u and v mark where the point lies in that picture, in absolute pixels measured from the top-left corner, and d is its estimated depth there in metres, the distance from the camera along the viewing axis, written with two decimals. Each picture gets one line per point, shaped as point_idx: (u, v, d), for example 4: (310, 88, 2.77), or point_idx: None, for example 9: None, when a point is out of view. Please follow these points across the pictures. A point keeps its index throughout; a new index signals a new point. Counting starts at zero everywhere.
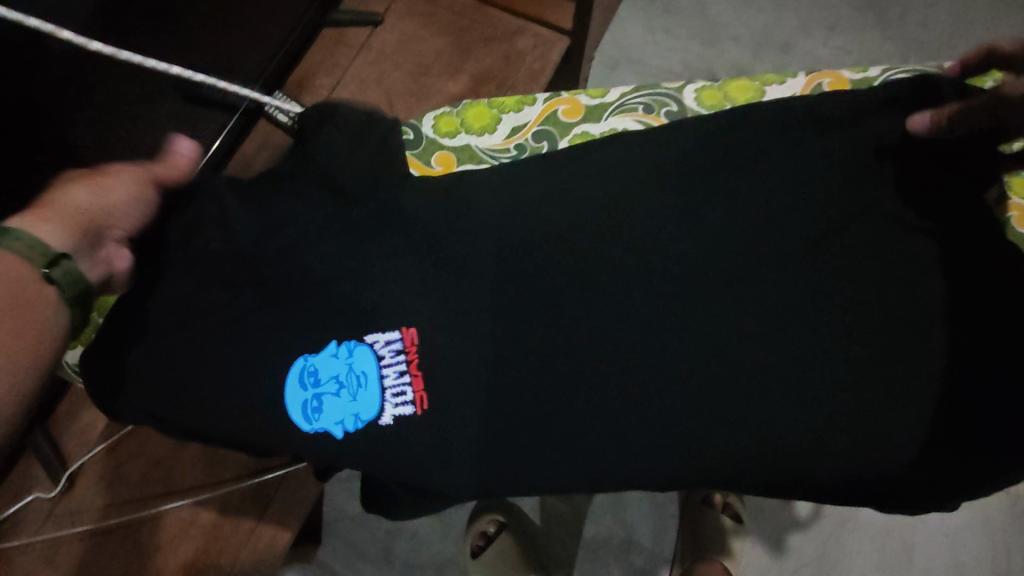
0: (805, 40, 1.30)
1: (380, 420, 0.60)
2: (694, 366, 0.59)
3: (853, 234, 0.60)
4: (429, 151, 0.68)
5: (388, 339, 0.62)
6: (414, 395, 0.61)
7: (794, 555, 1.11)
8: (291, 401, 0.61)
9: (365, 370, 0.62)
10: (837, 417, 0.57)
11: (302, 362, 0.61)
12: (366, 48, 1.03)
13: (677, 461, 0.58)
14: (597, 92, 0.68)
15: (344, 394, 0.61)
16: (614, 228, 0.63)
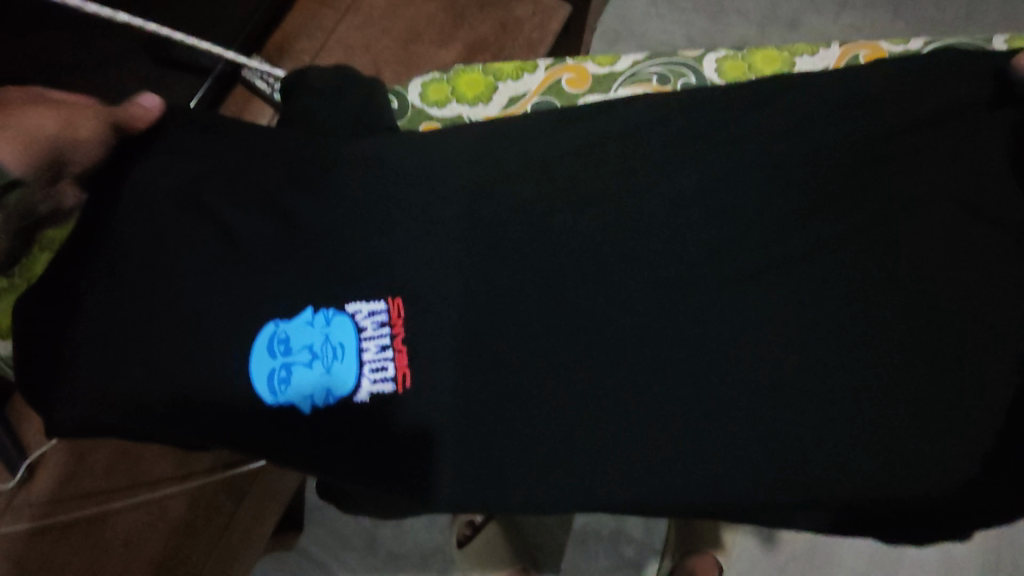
0: (814, 17, 1.23)
1: (360, 402, 0.54)
2: (722, 362, 0.53)
3: (877, 225, 0.56)
4: (418, 120, 0.64)
5: (372, 309, 0.55)
6: (396, 371, 0.54)
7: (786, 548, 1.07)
8: (257, 370, 0.53)
9: (343, 339, 0.54)
10: (881, 420, 0.52)
11: (273, 328, 0.54)
12: (354, 11, 0.95)
13: (703, 471, 0.51)
14: (607, 59, 0.63)
15: (317, 365, 0.54)
16: (626, 209, 0.57)
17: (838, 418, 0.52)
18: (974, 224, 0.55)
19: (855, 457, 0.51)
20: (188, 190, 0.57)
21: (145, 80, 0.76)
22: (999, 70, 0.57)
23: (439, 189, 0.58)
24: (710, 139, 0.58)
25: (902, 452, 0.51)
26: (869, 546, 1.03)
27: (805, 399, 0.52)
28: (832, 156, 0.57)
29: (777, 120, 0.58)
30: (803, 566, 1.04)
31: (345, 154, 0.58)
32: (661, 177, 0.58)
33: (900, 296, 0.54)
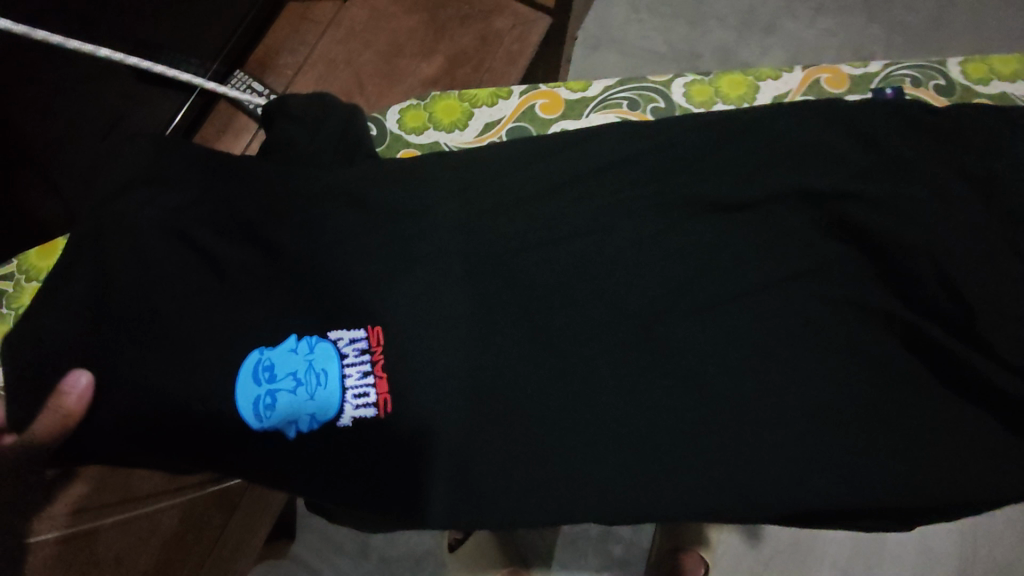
0: (790, 22, 1.25)
1: (343, 426, 0.55)
2: (700, 374, 0.55)
3: (844, 241, 0.58)
4: (396, 147, 0.65)
5: (352, 337, 0.57)
6: (377, 397, 0.56)
7: (769, 542, 1.07)
8: (242, 397, 0.55)
9: (327, 366, 0.56)
10: (852, 428, 0.53)
11: (258, 356, 0.56)
12: (335, 25, 0.96)
13: (675, 480, 0.53)
14: (578, 85, 0.65)
15: (301, 391, 0.55)
16: (599, 227, 0.59)
17: (805, 428, 0.54)
18: (958, 239, 0.54)
19: (823, 464, 0.53)
20: (171, 215, 0.58)
21: (128, 99, 0.76)
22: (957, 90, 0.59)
23: (417, 210, 0.59)
24: (682, 159, 0.59)
25: (868, 460, 0.53)
26: (851, 539, 1.05)
27: (773, 408, 0.54)
28: (803, 172, 0.58)
29: (750, 142, 0.59)
30: (789, 561, 1.05)
31: (324, 179, 0.59)
32: (634, 196, 0.59)
33: (859, 310, 0.56)
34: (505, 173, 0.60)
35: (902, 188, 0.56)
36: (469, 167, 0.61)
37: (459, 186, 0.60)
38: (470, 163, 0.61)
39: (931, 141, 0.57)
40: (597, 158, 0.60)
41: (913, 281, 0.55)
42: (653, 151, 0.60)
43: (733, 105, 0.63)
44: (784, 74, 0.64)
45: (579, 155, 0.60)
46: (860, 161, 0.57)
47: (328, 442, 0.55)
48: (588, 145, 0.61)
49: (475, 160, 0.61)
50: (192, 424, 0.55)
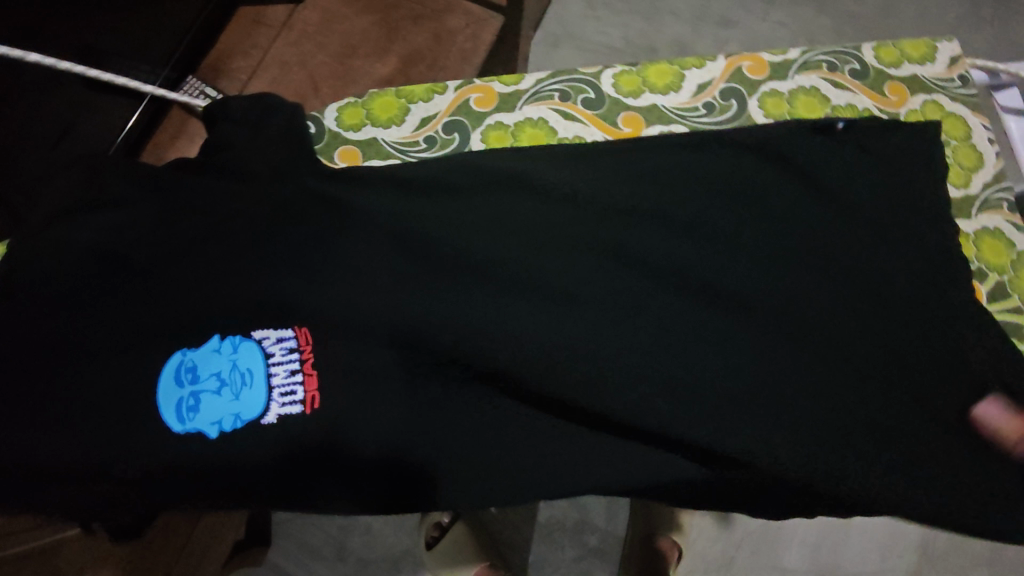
0: (745, 15, 1.26)
1: (269, 424, 0.51)
2: (678, 364, 0.50)
3: (823, 222, 0.54)
4: (334, 146, 0.61)
5: (280, 337, 0.53)
6: (304, 394, 0.52)
7: (742, 523, 1.02)
8: (164, 400, 0.51)
9: (253, 366, 0.52)
10: (842, 413, 0.50)
11: (181, 357, 0.52)
12: (288, 28, 0.94)
13: (648, 472, 0.51)
14: (512, 77, 0.62)
15: (225, 392, 0.51)
16: (562, 214, 0.55)
17: (796, 422, 0.49)
18: (916, 220, 0.54)
19: (817, 456, 0.48)
20: (107, 220, 0.55)
21: (77, 106, 0.75)
22: (894, 80, 0.60)
23: (366, 208, 0.55)
24: (641, 148, 0.57)
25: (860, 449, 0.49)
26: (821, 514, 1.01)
27: (761, 406, 0.49)
28: (764, 158, 0.56)
29: (703, 134, 0.58)
30: (762, 540, 1.01)
31: (268, 179, 0.56)
32: (595, 183, 0.56)
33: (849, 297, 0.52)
34: (455, 167, 0.57)
35: (863, 169, 0.55)
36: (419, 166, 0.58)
37: (409, 182, 0.57)
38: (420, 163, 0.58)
39: (886, 124, 0.56)
40: (550, 153, 0.58)
41: (887, 261, 0.53)
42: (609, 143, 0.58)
43: (662, 95, 0.61)
44: (708, 62, 0.61)
45: (531, 150, 0.59)
46: (823, 145, 0.56)
47: (275, 453, 0.51)
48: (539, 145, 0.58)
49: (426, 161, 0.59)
50: (123, 441, 0.50)
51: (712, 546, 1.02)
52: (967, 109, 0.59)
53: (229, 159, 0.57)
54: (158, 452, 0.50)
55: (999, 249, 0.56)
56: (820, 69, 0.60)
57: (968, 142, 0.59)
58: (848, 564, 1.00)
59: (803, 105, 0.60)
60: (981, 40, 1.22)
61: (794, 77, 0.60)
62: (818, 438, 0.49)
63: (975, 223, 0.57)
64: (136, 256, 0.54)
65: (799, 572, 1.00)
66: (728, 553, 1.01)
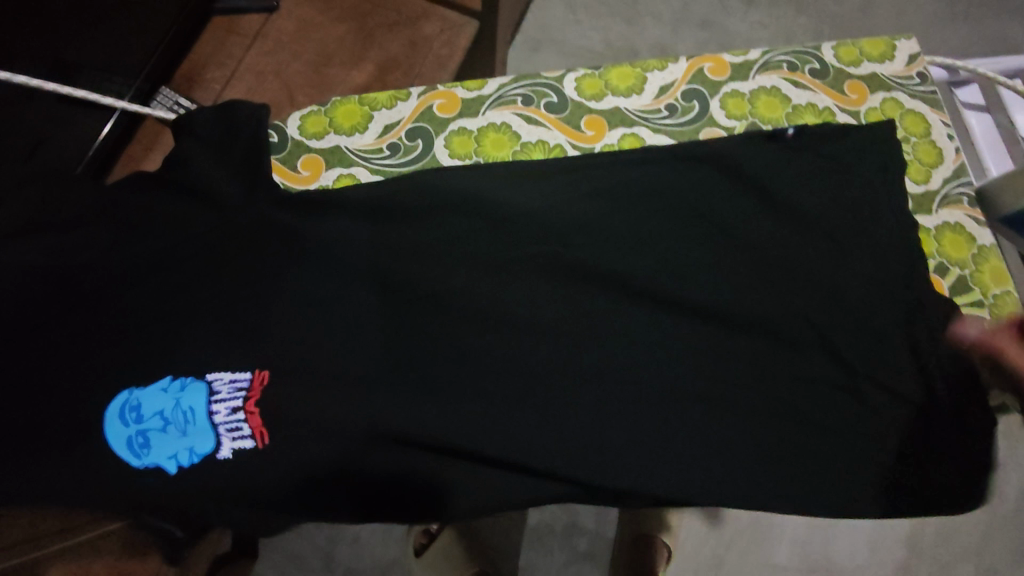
0: (724, 17, 1.26)
1: (224, 459, 0.50)
2: (643, 363, 0.52)
3: (793, 227, 0.54)
4: (296, 155, 0.60)
5: (233, 378, 0.51)
6: (252, 429, 0.50)
7: (732, 522, 1.02)
8: (115, 439, 0.50)
9: (195, 403, 0.51)
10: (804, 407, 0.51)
11: (126, 396, 0.51)
12: (262, 38, 0.94)
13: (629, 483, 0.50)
14: (474, 82, 0.62)
15: (171, 430, 0.50)
16: (534, 223, 0.54)
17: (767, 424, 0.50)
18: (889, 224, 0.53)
19: None
20: (70, 238, 0.53)
21: (51, 120, 0.74)
22: (854, 78, 0.60)
23: (334, 220, 0.54)
24: (617, 160, 0.56)
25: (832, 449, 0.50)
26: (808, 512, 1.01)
27: None
28: (741, 166, 0.55)
29: (684, 145, 0.56)
30: (751, 538, 1.01)
31: (227, 195, 0.53)
32: (570, 198, 0.55)
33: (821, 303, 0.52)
34: (426, 186, 0.55)
35: (833, 172, 0.55)
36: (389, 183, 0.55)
37: (378, 198, 0.54)
38: (391, 181, 0.55)
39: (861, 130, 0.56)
40: (526, 167, 0.57)
41: (851, 261, 0.53)
42: (585, 158, 0.56)
43: (624, 97, 0.61)
44: (669, 64, 0.62)
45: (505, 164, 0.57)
46: (794, 149, 0.55)
47: (248, 472, 0.50)
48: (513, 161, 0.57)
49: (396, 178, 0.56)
50: (98, 458, 0.50)
51: (702, 546, 1.01)
52: (927, 106, 0.60)
53: (183, 174, 0.53)
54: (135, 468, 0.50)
55: (962, 244, 0.57)
56: (780, 69, 0.61)
57: (927, 138, 0.59)
58: (837, 559, 1.00)
59: (768, 105, 0.60)
60: (953, 37, 1.23)
61: (756, 77, 0.61)
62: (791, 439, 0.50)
63: (937, 218, 0.58)
64: (104, 271, 0.53)
65: (788, 570, 1.00)
66: (718, 553, 1.01)
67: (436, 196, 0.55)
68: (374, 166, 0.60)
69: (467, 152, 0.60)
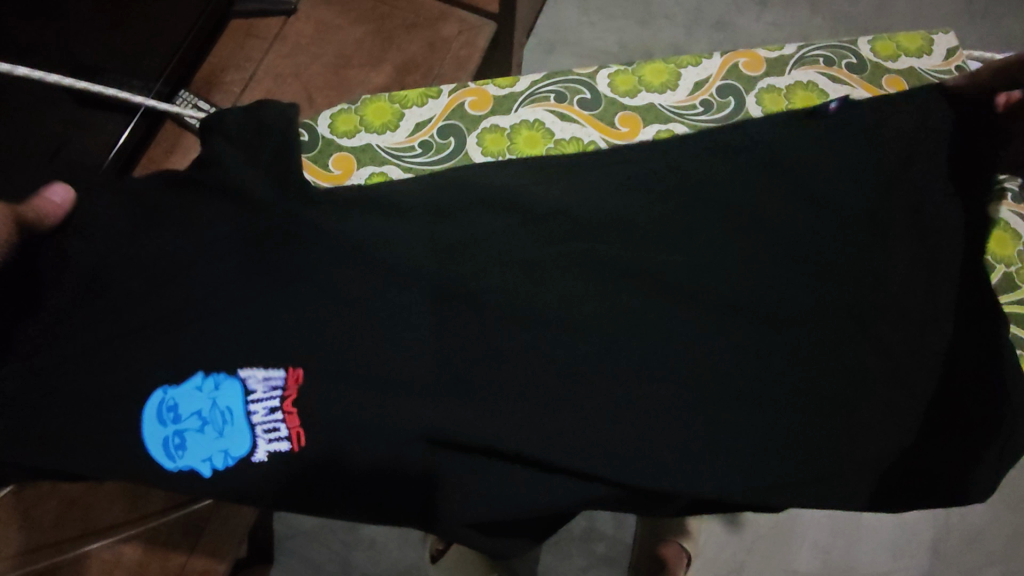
0: (739, 17, 1.25)
1: (259, 461, 0.51)
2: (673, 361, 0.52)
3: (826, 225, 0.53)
4: (327, 153, 0.60)
5: (267, 376, 0.51)
6: (289, 431, 0.51)
7: (752, 526, 1.00)
8: (150, 439, 0.50)
9: (233, 403, 0.51)
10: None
11: (161, 396, 0.51)
12: (280, 40, 0.94)
13: (660, 486, 0.49)
14: (506, 80, 0.61)
15: (208, 431, 0.51)
16: (562, 222, 0.54)
17: None
18: None
19: None
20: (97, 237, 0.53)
21: (73, 124, 0.73)
22: (893, 73, 0.59)
23: (360, 220, 0.54)
24: (647, 156, 0.55)
25: None
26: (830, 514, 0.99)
27: None
28: (770, 165, 0.54)
29: (714, 142, 0.55)
30: (773, 542, 0.99)
31: (253, 196, 0.53)
32: (597, 196, 0.54)
33: None
34: (451, 185, 0.55)
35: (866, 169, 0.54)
36: (414, 182, 0.55)
37: (404, 198, 0.54)
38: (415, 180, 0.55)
39: (900, 126, 0.54)
40: (554, 162, 0.56)
41: (872, 253, 0.54)
42: (614, 153, 0.55)
43: (658, 94, 0.60)
44: (703, 59, 0.61)
45: (531, 160, 0.56)
46: (826, 146, 0.55)
47: (280, 468, 0.50)
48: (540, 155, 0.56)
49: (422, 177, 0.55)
50: (127, 458, 0.49)
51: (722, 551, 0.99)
52: None
53: (209, 173, 0.53)
54: (169, 470, 0.50)
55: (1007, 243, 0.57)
56: (817, 64, 0.60)
57: None
58: (859, 565, 0.98)
59: (804, 101, 0.59)
60: (973, 35, 1.21)
61: (792, 72, 0.60)
62: None
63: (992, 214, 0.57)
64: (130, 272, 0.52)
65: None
66: (739, 557, 0.98)
67: (462, 197, 0.54)
68: (410, 163, 0.59)
69: (502, 149, 0.60)
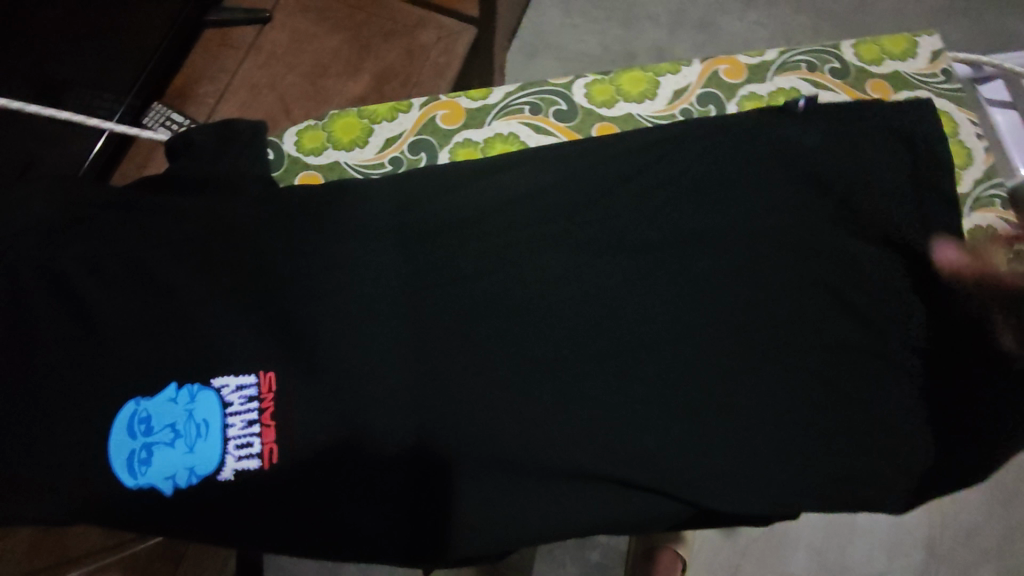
0: (722, 17, 1.23)
1: (226, 480, 0.47)
2: (676, 385, 0.48)
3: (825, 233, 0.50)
4: (293, 172, 0.58)
5: (242, 386, 0.48)
6: (262, 448, 0.47)
7: (745, 532, 0.96)
8: (116, 453, 0.46)
9: (208, 416, 0.47)
10: (854, 434, 0.47)
11: (133, 407, 0.47)
12: (255, 49, 0.91)
13: (656, 514, 0.46)
14: (478, 92, 0.59)
15: (178, 445, 0.47)
16: (545, 235, 0.51)
17: (802, 445, 0.46)
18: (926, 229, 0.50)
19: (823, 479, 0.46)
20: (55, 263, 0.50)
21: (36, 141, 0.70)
22: (877, 80, 0.58)
23: (331, 238, 0.51)
24: (625, 158, 0.52)
25: (868, 471, 0.46)
26: (823, 516, 0.94)
27: (764, 430, 0.47)
28: (763, 169, 0.51)
29: (696, 144, 0.52)
30: (766, 547, 0.95)
31: (219, 220, 0.51)
32: (574, 197, 0.52)
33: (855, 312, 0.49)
34: (419, 192, 0.53)
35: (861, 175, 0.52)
36: (376, 186, 0.53)
37: (369, 206, 0.52)
38: (380, 185, 0.53)
39: (899, 126, 0.51)
40: (525, 159, 0.54)
41: (890, 265, 0.50)
42: (587, 155, 0.53)
43: (637, 103, 0.59)
44: (682, 67, 0.59)
45: (502, 160, 0.54)
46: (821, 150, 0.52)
47: (255, 505, 0.47)
48: (508, 155, 0.54)
49: (386, 182, 0.53)
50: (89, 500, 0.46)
51: (717, 561, 0.95)
52: (954, 104, 0.57)
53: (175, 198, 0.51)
54: (127, 488, 0.46)
55: None
56: (799, 69, 0.58)
57: (954, 138, 0.55)
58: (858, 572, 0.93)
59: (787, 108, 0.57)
60: (959, 31, 1.19)
61: (776, 78, 0.58)
62: (825, 460, 0.46)
63: (970, 222, 0.53)
64: (92, 300, 0.49)
65: None
66: (733, 562, 0.94)
67: (430, 202, 0.52)
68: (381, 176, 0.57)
69: None
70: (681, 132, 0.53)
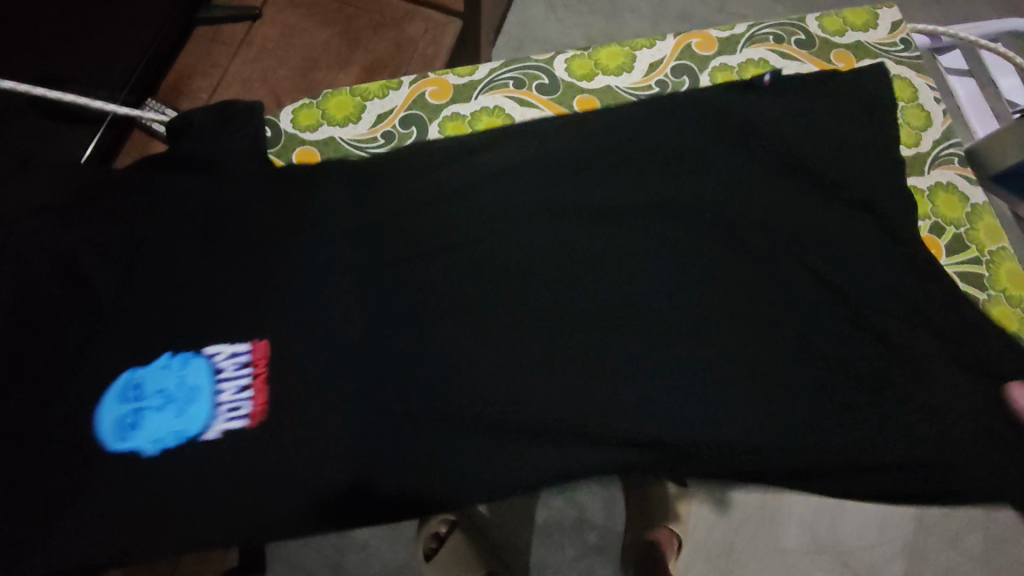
0: (701, 9, 1.26)
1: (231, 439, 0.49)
2: (658, 340, 0.51)
3: (797, 195, 0.53)
4: (291, 147, 0.60)
5: (234, 354, 0.51)
6: (250, 410, 0.49)
7: (739, 506, 0.96)
8: (105, 416, 0.49)
9: (199, 382, 0.50)
10: (828, 380, 0.49)
11: (127, 374, 0.50)
12: (247, 44, 0.93)
13: (643, 460, 0.48)
14: (465, 69, 0.62)
15: (168, 410, 0.49)
16: (532, 203, 0.54)
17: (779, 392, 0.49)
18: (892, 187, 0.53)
19: (800, 424, 0.48)
20: (60, 240, 0.52)
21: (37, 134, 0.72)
22: (842, 49, 0.61)
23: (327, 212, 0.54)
24: (605, 129, 0.55)
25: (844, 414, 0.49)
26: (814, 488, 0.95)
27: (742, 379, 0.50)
28: (735, 136, 0.54)
29: (672, 114, 0.55)
30: (761, 520, 0.95)
31: (219, 196, 0.53)
32: (558, 167, 0.54)
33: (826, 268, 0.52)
34: (411, 165, 0.55)
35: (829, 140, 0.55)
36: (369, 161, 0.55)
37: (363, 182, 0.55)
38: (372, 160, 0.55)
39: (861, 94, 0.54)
40: (510, 132, 0.56)
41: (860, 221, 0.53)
42: (569, 127, 0.56)
43: (615, 77, 0.61)
44: (657, 42, 0.62)
45: (488, 132, 0.56)
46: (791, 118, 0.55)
47: (259, 465, 0.48)
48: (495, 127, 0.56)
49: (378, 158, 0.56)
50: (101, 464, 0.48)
51: (715, 537, 0.95)
52: (913, 71, 0.60)
53: (178, 178, 0.54)
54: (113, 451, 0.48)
55: (956, 203, 0.56)
56: (767, 41, 0.61)
57: (914, 102, 0.59)
58: (850, 542, 0.93)
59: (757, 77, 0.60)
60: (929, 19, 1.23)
61: (746, 51, 0.61)
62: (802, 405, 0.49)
63: (929, 179, 0.57)
64: (100, 275, 0.51)
65: (800, 555, 0.93)
66: (728, 540, 0.94)
67: (421, 175, 0.55)
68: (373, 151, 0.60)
69: None
70: (658, 103, 0.56)
